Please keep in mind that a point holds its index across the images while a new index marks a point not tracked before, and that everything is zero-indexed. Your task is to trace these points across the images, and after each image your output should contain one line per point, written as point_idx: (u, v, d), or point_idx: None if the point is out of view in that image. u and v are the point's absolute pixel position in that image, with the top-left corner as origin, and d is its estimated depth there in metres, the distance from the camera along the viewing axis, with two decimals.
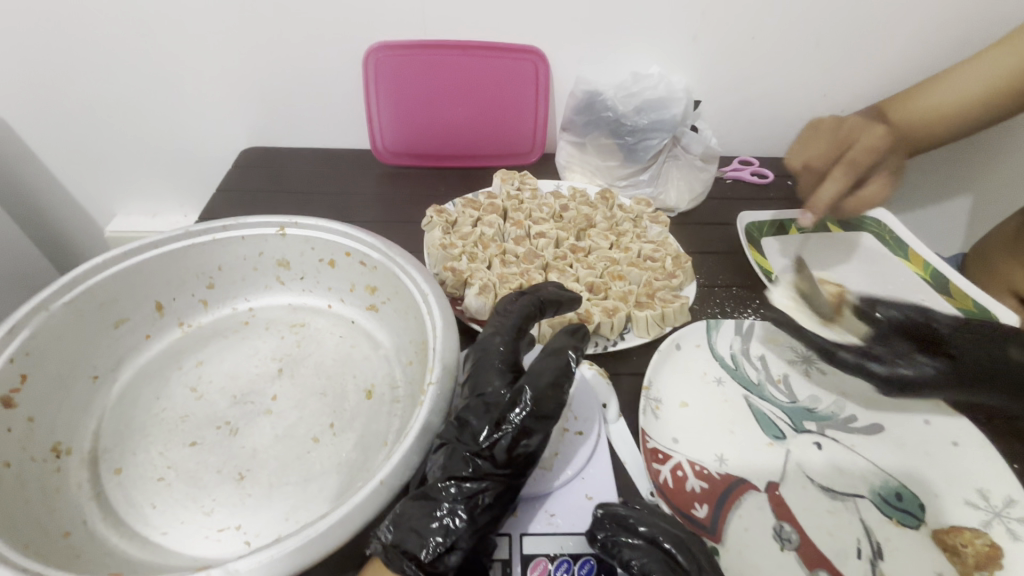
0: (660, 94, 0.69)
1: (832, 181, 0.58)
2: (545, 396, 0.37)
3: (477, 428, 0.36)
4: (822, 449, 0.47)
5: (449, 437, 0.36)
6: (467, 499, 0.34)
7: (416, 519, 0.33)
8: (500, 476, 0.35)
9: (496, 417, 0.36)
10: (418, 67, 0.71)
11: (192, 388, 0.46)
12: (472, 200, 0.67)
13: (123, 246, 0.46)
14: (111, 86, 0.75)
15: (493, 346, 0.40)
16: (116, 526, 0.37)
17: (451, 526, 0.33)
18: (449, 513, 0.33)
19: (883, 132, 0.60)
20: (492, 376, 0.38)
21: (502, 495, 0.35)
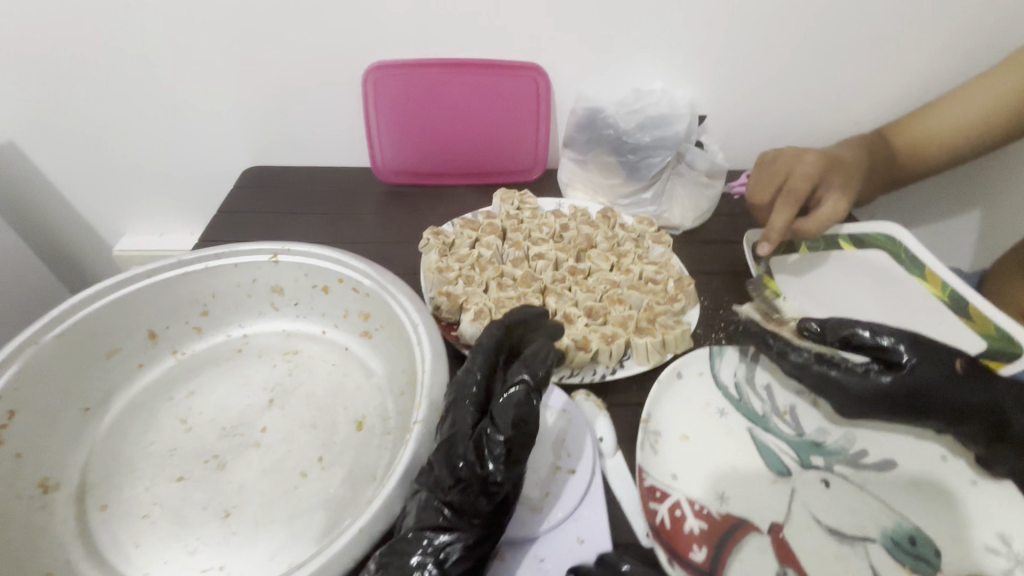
0: (663, 111, 0.68)
1: (779, 213, 0.63)
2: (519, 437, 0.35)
3: (450, 475, 0.34)
4: (830, 487, 0.45)
5: (423, 484, 0.35)
6: (439, 552, 0.33)
7: (389, 575, 0.32)
8: (472, 526, 0.34)
9: (468, 464, 0.34)
10: (418, 86, 0.70)
11: (182, 420, 0.45)
12: (471, 220, 0.66)
13: (114, 276, 0.46)
14: (117, 110, 0.76)
15: (466, 383, 0.38)
16: (100, 565, 0.37)
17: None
18: (421, 567, 0.32)
19: (815, 158, 0.64)
20: (464, 417, 0.36)
21: (476, 545, 0.34)
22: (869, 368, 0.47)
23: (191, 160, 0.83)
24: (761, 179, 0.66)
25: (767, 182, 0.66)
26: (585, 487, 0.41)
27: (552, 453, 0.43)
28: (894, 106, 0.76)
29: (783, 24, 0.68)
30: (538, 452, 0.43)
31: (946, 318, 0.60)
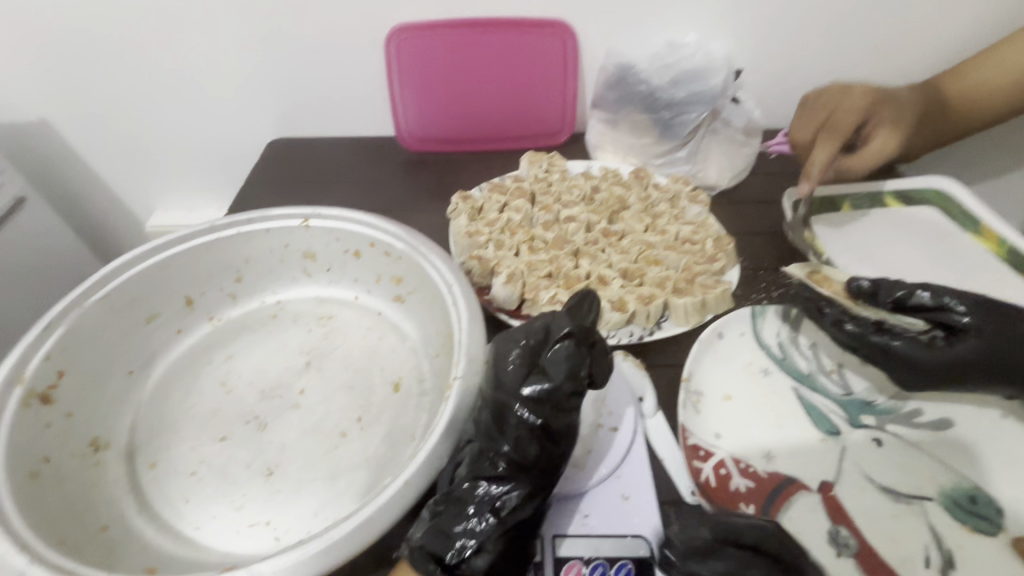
0: (698, 65, 0.66)
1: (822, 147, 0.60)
2: (560, 387, 0.34)
3: (500, 426, 0.34)
4: (882, 446, 0.43)
5: (476, 436, 0.35)
6: (492, 501, 0.33)
7: (443, 522, 0.32)
8: (524, 479, 0.33)
9: (517, 414, 0.34)
10: (441, 48, 0.68)
11: (222, 383, 0.46)
12: (499, 184, 0.64)
13: (150, 242, 0.46)
14: (141, 84, 0.76)
15: (508, 345, 0.37)
16: (152, 520, 0.37)
17: (476, 529, 0.32)
18: (476, 516, 0.32)
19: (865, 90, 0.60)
20: (507, 376, 0.35)
21: (529, 499, 0.33)
22: (931, 336, 0.45)
23: (216, 134, 0.83)
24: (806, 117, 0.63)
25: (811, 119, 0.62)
26: (628, 445, 0.40)
27: (592, 411, 0.42)
28: (948, 53, 0.71)
29: None
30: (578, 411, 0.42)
31: (1006, 275, 0.57)
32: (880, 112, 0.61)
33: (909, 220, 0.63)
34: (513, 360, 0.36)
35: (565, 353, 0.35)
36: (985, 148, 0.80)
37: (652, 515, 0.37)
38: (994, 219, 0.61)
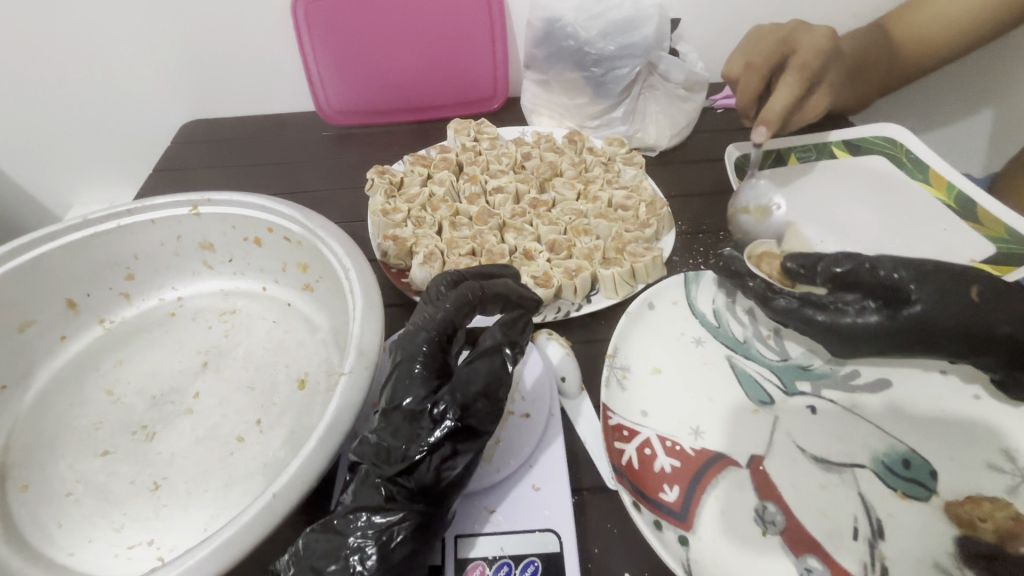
0: (628, 13, 0.59)
1: (785, 88, 0.52)
2: (474, 405, 0.29)
3: (391, 448, 0.29)
4: (816, 413, 0.41)
5: (363, 457, 0.29)
6: (380, 533, 0.28)
7: (314, 557, 0.27)
8: (418, 505, 0.29)
9: (414, 433, 0.29)
10: (354, 10, 0.63)
11: (109, 391, 0.42)
12: (423, 156, 0.60)
13: (13, 242, 0.42)
14: (29, 65, 0.69)
15: (417, 342, 0.31)
16: (20, 548, 0.34)
17: (358, 567, 0.27)
18: (357, 550, 0.27)
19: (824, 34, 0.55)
20: (410, 385, 0.30)
21: (423, 526, 0.29)
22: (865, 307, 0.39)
23: (123, 117, 0.76)
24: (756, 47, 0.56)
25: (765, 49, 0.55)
26: (542, 432, 0.37)
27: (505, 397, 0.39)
28: None
29: None
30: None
31: (954, 224, 0.54)
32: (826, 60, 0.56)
33: (857, 171, 0.60)
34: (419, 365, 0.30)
35: (486, 369, 0.30)
36: (939, 91, 0.77)
37: (563, 507, 0.34)
38: (944, 165, 0.58)
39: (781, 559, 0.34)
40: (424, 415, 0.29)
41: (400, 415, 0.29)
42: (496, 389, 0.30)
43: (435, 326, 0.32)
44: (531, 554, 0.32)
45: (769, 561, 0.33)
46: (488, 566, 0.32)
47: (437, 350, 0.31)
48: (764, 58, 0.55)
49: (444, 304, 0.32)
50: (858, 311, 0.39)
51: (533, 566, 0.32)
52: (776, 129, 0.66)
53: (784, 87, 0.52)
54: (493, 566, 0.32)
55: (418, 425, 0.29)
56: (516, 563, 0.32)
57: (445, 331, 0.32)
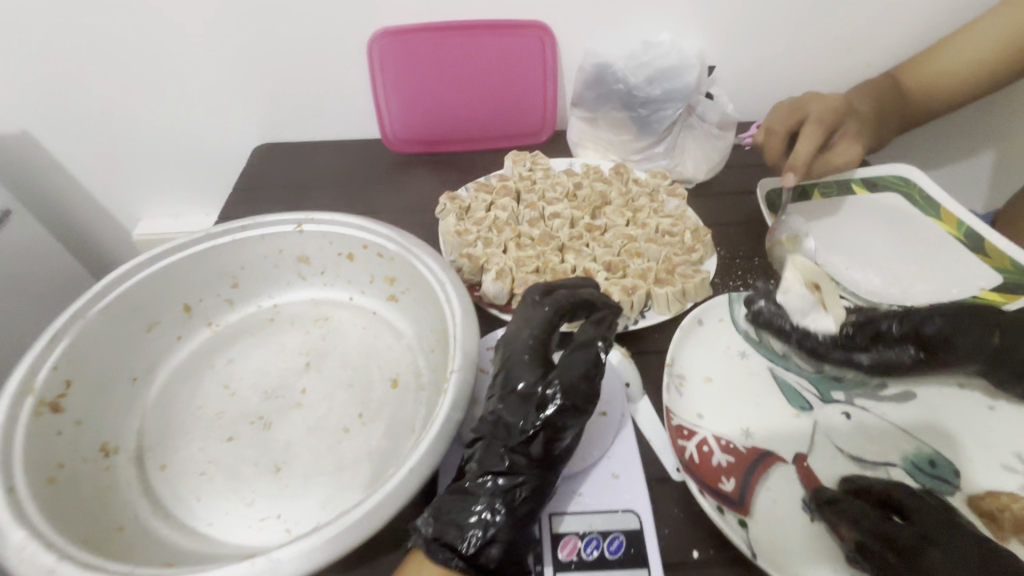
0: (672, 62, 0.67)
1: (807, 138, 0.61)
2: (576, 388, 0.37)
3: (510, 424, 0.36)
4: (851, 419, 0.46)
5: (484, 433, 0.37)
6: (505, 493, 0.35)
7: (454, 513, 0.34)
8: (534, 472, 0.36)
9: (528, 411, 0.36)
10: (423, 52, 0.70)
11: (225, 386, 0.47)
12: (485, 183, 0.66)
13: (148, 252, 0.48)
14: (121, 91, 0.76)
15: (524, 338, 0.40)
16: (166, 518, 0.39)
17: (489, 520, 0.33)
18: (487, 507, 0.34)
19: (832, 100, 0.64)
20: (522, 371, 0.38)
21: (538, 490, 0.36)
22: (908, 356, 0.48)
23: (199, 139, 0.83)
24: (779, 111, 0.65)
25: (785, 114, 0.64)
26: (617, 427, 0.43)
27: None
28: (907, 44, 0.75)
29: None
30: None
31: (964, 256, 0.60)
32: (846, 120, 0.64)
33: (875, 206, 0.66)
34: (526, 355, 0.39)
35: (583, 358, 0.38)
36: (947, 133, 0.84)
37: (641, 490, 0.39)
38: (953, 203, 0.65)
39: (828, 543, 0.39)
40: (536, 396, 0.36)
41: (516, 396, 0.37)
42: (592, 378, 0.37)
43: (538, 327, 0.40)
44: (615, 531, 0.37)
45: (816, 543, 0.39)
46: (579, 539, 0.37)
47: (539, 345, 0.39)
48: (784, 122, 0.63)
49: (543, 309, 0.41)
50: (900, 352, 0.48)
51: (618, 541, 0.37)
52: None
53: (807, 138, 0.61)
54: (584, 539, 0.37)
55: (531, 404, 0.36)
56: (603, 538, 0.37)
57: (546, 330, 0.40)
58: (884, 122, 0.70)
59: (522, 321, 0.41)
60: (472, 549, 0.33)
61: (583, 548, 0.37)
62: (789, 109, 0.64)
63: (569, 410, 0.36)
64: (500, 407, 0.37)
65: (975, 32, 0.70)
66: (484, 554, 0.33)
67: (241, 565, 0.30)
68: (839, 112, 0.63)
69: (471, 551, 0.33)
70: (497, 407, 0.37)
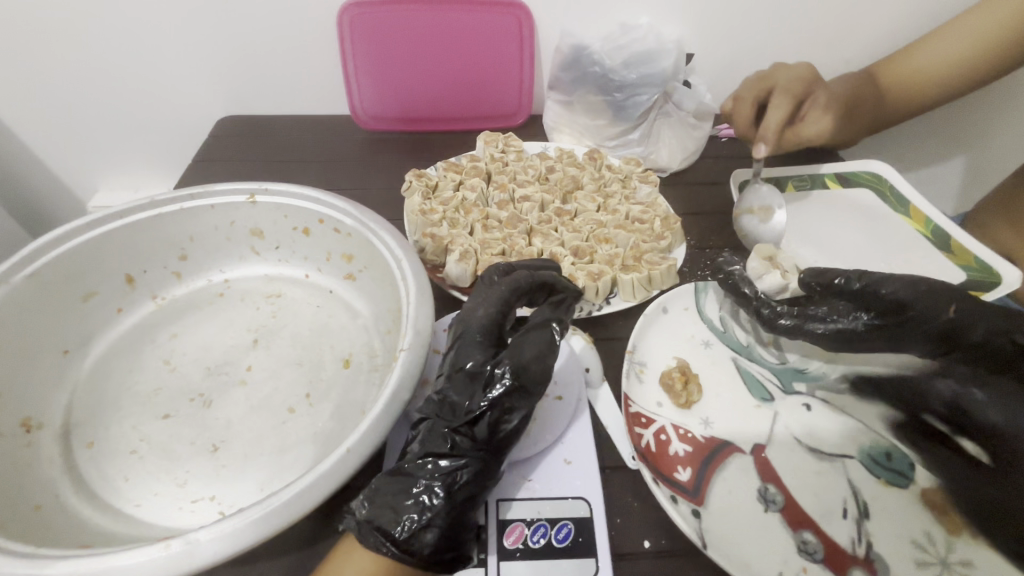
0: (649, 47, 0.66)
1: (777, 108, 0.60)
2: (527, 367, 0.35)
3: (456, 404, 0.35)
4: (811, 411, 0.46)
5: (429, 413, 0.36)
6: (445, 476, 0.33)
7: (390, 496, 0.32)
8: (478, 454, 0.34)
9: (476, 391, 0.35)
10: (395, 25, 0.67)
11: (166, 361, 0.45)
12: (455, 163, 0.64)
13: (85, 218, 0.45)
14: (74, 53, 0.71)
15: (477, 316, 0.38)
16: (90, 498, 0.37)
17: (427, 504, 0.32)
18: (426, 490, 0.32)
19: (800, 70, 0.64)
20: (472, 350, 0.36)
21: (482, 473, 0.34)
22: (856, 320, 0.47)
23: (159, 108, 0.79)
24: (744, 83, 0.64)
25: (751, 86, 0.63)
26: (572, 412, 0.42)
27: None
28: (885, 40, 0.75)
29: None
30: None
31: (931, 253, 0.60)
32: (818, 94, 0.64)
33: (846, 201, 0.66)
34: (478, 334, 0.37)
35: (537, 339, 0.37)
36: (922, 133, 0.84)
37: (593, 478, 0.38)
38: (922, 201, 0.65)
39: (781, 534, 0.38)
40: (484, 376, 0.35)
41: (464, 375, 0.35)
42: (546, 358, 0.36)
43: (493, 304, 0.38)
44: (564, 518, 0.36)
45: (770, 534, 0.38)
46: (526, 526, 0.36)
47: (493, 324, 0.38)
48: (753, 92, 0.63)
49: (501, 287, 0.40)
50: (850, 319, 0.47)
51: (567, 528, 0.36)
52: (776, 159, 0.72)
53: (777, 108, 0.60)
54: (531, 527, 0.36)
55: (478, 383, 0.35)
56: (551, 525, 0.36)
57: (501, 309, 0.38)
58: (856, 110, 0.69)
59: (477, 299, 0.40)
60: (406, 534, 0.31)
61: (530, 536, 0.35)
62: (757, 80, 0.63)
63: (518, 390, 0.35)
64: (447, 386, 0.36)
65: (953, 32, 0.70)
66: (419, 540, 0.31)
67: (154, 547, 0.28)
68: (807, 82, 0.63)
69: (405, 536, 0.31)
70: (444, 386, 0.36)
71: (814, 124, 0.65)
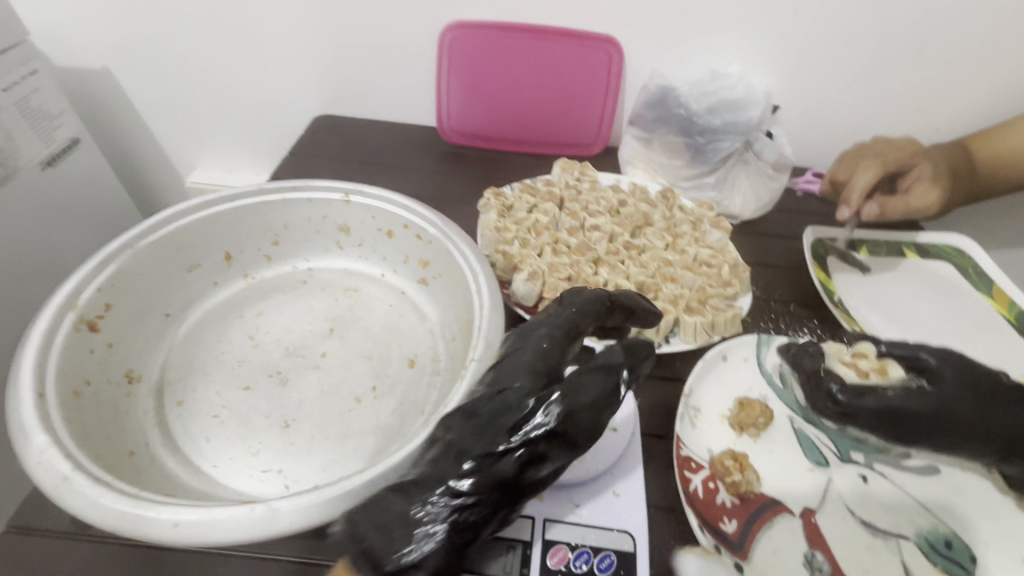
0: (738, 96, 0.67)
1: (862, 175, 0.63)
2: (575, 414, 0.34)
3: (487, 433, 0.34)
4: (867, 482, 0.44)
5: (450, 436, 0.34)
6: (453, 511, 0.31)
7: (389, 519, 0.31)
8: (494, 493, 0.32)
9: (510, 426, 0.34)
10: (492, 48, 0.71)
11: (250, 336, 0.49)
12: (530, 186, 0.67)
13: (201, 197, 0.49)
14: (194, 43, 0.76)
15: (554, 329, 0.40)
16: (175, 453, 0.40)
17: (429, 535, 0.31)
18: (431, 519, 0.31)
19: (903, 145, 0.66)
20: (517, 374, 0.38)
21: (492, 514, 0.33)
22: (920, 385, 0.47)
23: (262, 101, 0.83)
24: (865, 171, 0.63)
25: (844, 163, 0.67)
26: (625, 445, 0.43)
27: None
28: (980, 114, 0.73)
29: (874, 13, 0.65)
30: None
31: (1010, 338, 0.58)
32: (923, 165, 0.64)
33: (926, 273, 0.64)
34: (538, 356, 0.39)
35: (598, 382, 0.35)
36: (1011, 215, 0.81)
37: (639, 514, 0.39)
38: (1008, 283, 0.62)
39: None
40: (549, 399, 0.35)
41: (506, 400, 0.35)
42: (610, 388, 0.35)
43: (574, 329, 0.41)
44: (607, 549, 0.37)
45: None
46: (570, 550, 0.37)
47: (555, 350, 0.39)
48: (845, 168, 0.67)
49: (567, 312, 0.42)
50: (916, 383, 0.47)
51: (609, 559, 0.36)
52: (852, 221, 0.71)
53: (863, 174, 0.63)
54: (574, 552, 0.37)
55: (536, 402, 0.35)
56: (594, 553, 0.36)
57: (565, 333, 0.40)
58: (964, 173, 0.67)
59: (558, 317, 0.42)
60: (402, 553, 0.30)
61: (572, 561, 0.36)
62: (850, 155, 0.67)
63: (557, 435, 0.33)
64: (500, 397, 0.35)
65: None
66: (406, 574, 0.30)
67: (240, 506, 0.30)
68: (905, 156, 0.64)
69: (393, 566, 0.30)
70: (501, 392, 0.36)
71: (917, 197, 0.63)
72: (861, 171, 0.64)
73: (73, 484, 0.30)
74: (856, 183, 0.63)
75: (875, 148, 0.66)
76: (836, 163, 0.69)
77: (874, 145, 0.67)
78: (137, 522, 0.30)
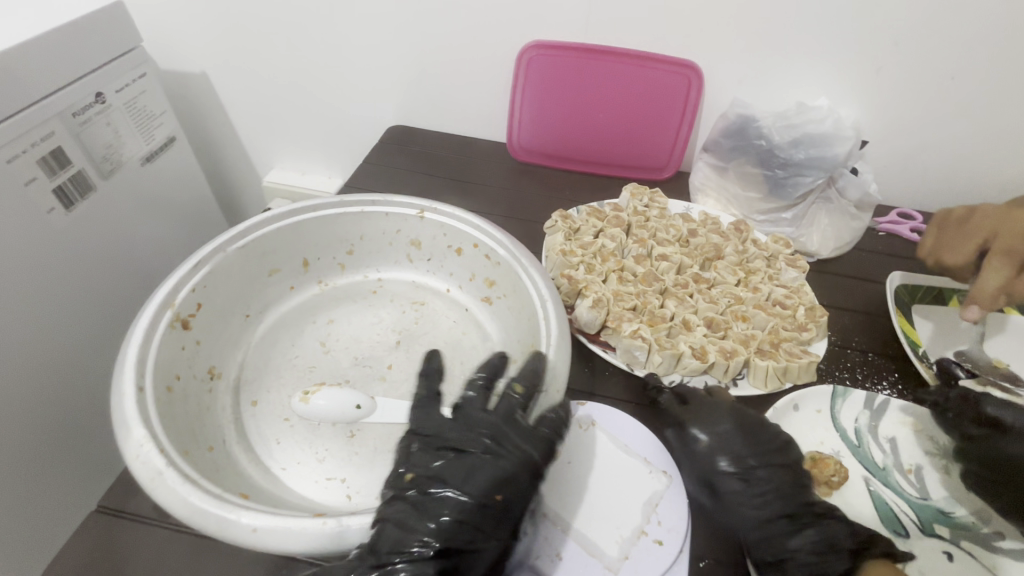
0: (826, 130, 0.63)
1: (991, 271, 0.51)
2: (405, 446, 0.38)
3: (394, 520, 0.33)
4: (953, 561, 0.40)
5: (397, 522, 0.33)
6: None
7: None
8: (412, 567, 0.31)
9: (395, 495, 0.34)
10: (568, 69, 0.71)
11: (321, 342, 0.51)
12: (597, 209, 0.66)
13: (288, 205, 0.51)
14: (286, 53, 0.81)
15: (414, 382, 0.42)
16: (247, 452, 0.43)
17: None
18: None
19: None
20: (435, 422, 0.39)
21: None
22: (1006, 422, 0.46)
23: (341, 109, 0.87)
24: (996, 264, 0.50)
25: (960, 243, 0.55)
26: (667, 491, 0.41)
27: (640, 515, 0.40)
28: None
29: (988, 47, 0.60)
30: (620, 507, 0.40)
31: None
32: None
33: None
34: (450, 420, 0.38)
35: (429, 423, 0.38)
36: None
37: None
38: None
39: None
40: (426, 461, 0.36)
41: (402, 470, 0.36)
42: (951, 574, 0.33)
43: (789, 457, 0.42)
44: None
45: None
46: None
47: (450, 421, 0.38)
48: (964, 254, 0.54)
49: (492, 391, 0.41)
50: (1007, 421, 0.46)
51: None
52: None
53: (989, 269, 0.51)
54: None
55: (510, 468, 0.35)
56: None
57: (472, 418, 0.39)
58: None
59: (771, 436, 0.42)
60: None
61: None
62: (964, 235, 0.55)
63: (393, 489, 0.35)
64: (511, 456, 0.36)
65: None
66: None
67: (311, 519, 0.32)
68: None
69: None
70: (472, 453, 0.36)
71: None
72: (988, 262, 0.51)
73: (167, 479, 0.33)
74: (985, 281, 0.51)
75: (997, 221, 0.52)
76: (947, 241, 0.56)
77: (979, 217, 0.54)
78: (220, 523, 0.32)
